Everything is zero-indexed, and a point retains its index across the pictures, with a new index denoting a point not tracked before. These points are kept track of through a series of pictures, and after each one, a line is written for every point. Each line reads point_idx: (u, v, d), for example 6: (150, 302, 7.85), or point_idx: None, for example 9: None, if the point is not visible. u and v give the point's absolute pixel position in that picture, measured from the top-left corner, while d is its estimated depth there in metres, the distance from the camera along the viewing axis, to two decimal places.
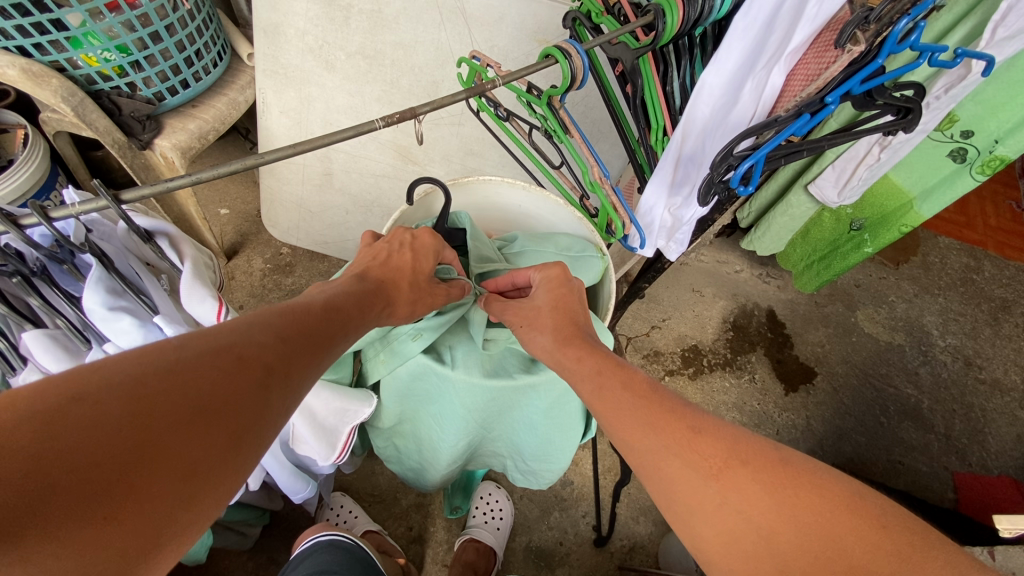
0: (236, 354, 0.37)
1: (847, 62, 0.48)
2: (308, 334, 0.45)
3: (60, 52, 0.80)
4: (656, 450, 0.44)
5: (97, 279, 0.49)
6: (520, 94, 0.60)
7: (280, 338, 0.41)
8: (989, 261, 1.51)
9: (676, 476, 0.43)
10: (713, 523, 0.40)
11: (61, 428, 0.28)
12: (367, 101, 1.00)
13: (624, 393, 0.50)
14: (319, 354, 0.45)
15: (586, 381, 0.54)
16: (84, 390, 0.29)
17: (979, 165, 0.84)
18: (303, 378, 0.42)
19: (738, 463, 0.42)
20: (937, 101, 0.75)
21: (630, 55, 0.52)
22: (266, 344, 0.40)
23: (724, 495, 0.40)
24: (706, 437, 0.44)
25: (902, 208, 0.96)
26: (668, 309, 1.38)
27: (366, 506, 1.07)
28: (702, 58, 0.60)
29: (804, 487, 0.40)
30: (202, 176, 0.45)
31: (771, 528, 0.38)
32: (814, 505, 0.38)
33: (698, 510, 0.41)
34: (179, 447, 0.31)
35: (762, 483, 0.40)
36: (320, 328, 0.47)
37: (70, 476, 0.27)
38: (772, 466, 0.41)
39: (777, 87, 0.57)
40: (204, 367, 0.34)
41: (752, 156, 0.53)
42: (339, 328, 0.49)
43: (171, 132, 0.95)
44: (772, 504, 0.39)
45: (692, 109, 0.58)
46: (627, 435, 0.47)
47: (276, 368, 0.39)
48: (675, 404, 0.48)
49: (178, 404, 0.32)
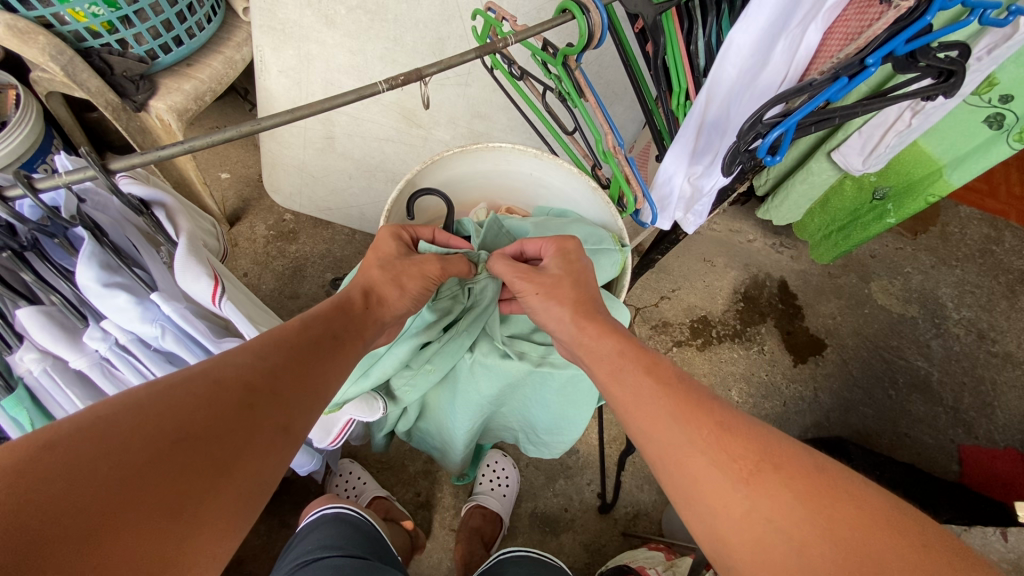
0: (212, 379, 0.40)
1: (892, 20, 0.44)
2: (291, 349, 0.47)
3: (46, 7, 0.76)
4: (681, 446, 0.44)
5: (89, 254, 0.47)
6: (534, 52, 0.56)
7: (258, 356, 0.44)
8: (1011, 232, 1.46)
9: (703, 475, 0.43)
10: (739, 527, 0.40)
11: (37, 475, 0.30)
12: (370, 60, 0.95)
13: (652, 377, 0.50)
14: (307, 367, 0.47)
15: (609, 362, 0.54)
16: (59, 436, 0.32)
17: (1017, 133, 0.78)
18: (290, 392, 0.44)
19: (769, 467, 0.41)
20: (977, 63, 0.69)
21: (652, 9, 0.49)
22: (243, 365, 0.42)
23: (753, 500, 0.40)
24: (731, 434, 0.44)
25: (929, 176, 0.91)
26: (678, 279, 1.35)
27: (375, 472, 1.09)
28: (730, 13, 0.56)
29: (838, 498, 0.39)
30: (196, 144, 0.42)
31: (801, 540, 0.38)
32: (848, 518, 0.38)
33: (724, 512, 0.41)
34: (165, 478, 0.34)
35: (795, 490, 0.40)
36: (304, 339, 0.49)
37: (59, 520, 0.29)
38: (804, 473, 0.41)
39: (811, 48, 0.52)
40: (178, 397, 0.37)
41: (781, 124, 0.49)
42: (331, 336, 0.52)
43: (165, 93, 0.91)
44: (804, 517, 0.38)
45: (717, 72, 0.55)
46: (651, 426, 0.47)
47: (257, 385, 0.42)
48: (705, 403, 0.47)
49: (157, 436, 0.35)
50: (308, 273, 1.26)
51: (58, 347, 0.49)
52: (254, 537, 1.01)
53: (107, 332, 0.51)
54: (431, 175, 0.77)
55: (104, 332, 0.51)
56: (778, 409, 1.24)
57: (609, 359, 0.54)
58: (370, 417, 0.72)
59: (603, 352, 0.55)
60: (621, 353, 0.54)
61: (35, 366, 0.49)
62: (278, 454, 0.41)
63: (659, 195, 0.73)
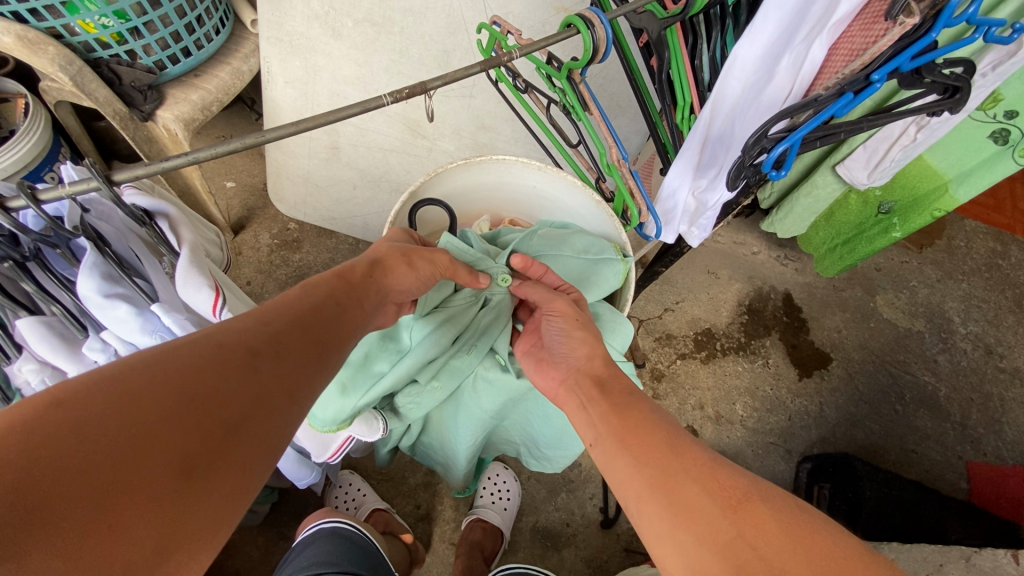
0: (216, 342, 0.39)
1: (898, 36, 0.44)
2: (293, 317, 0.47)
3: (57, 18, 0.77)
4: (673, 473, 0.44)
5: (91, 264, 0.47)
6: (539, 66, 0.56)
7: (260, 323, 0.44)
8: (1017, 246, 1.45)
9: (691, 501, 0.42)
10: (720, 553, 0.38)
11: (48, 430, 0.30)
12: (376, 71, 0.96)
13: (652, 416, 0.51)
14: (309, 336, 0.47)
15: (615, 394, 0.54)
16: (67, 395, 0.31)
17: (1022, 149, 0.79)
18: (294, 360, 0.44)
19: (754, 500, 0.41)
20: (982, 78, 0.69)
21: (657, 25, 0.49)
22: (245, 330, 0.42)
23: (738, 527, 0.39)
24: (720, 468, 0.44)
25: (935, 190, 0.91)
26: (682, 291, 1.35)
27: (375, 484, 1.08)
28: (734, 30, 0.56)
29: (819, 537, 0.38)
30: (200, 155, 0.42)
31: (783, 568, 0.36)
32: (828, 554, 0.37)
33: (708, 539, 0.39)
34: (175, 436, 0.33)
35: (781, 522, 0.39)
36: (305, 309, 0.49)
37: (72, 475, 0.29)
38: (787, 509, 0.40)
39: (817, 62, 0.52)
40: (184, 357, 0.37)
41: (787, 138, 0.49)
42: (333, 303, 0.51)
43: (173, 103, 0.92)
44: (787, 545, 0.37)
45: (721, 86, 0.55)
46: (642, 454, 0.46)
47: (260, 349, 0.42)
48: (697, 444, 0.47)
49: (165, 393, 0.34)
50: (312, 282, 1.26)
51: (57, 359, 0.49)
52: (252, 549, 1.00)
53: (106, 342, 0.51)
54: (434, 188, 0.77)
55: (104, 343, 0.51)
56: (783, 423, 1.23)
57: (613, 393, 0.54)
58: (370, 436, 0.72)
59: (609, 387, 0.55)
60: (631, 393, 0.54)
61: (34, 377, 0.49)
62: (285, 418, 0.41)
63: (662, 209, 0.73)
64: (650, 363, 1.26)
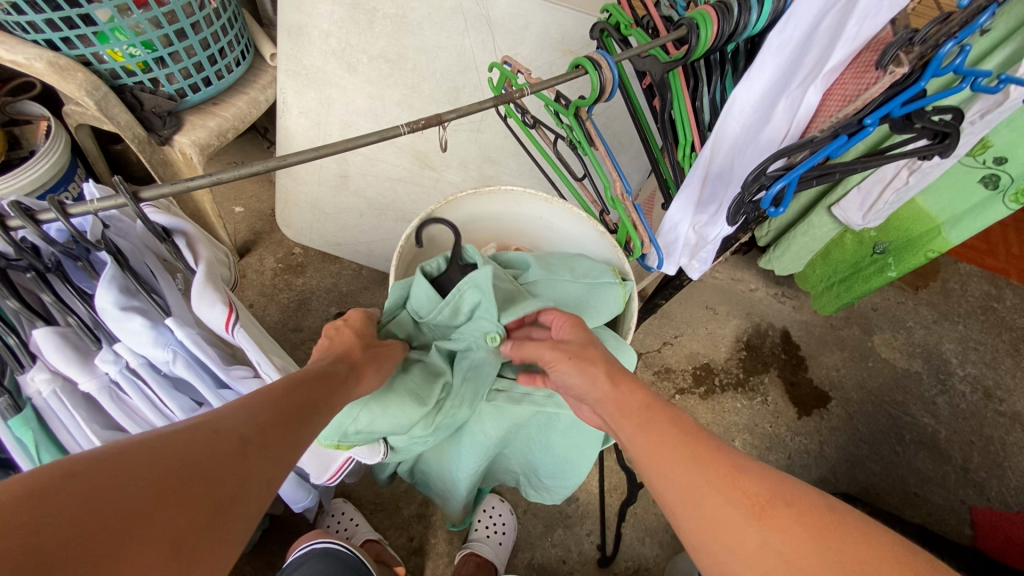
0: (224, 422, 0.40)
1: (888, 85, 0.47)
2: (296, 399, 0.47)
3: (87, 47, 0.81)
4: (696, 484, 0.44)
5: (110, 277, 0.48)
6: (548, 103, 0.59)
7: (267, 405, 0.44)
8: (1011, 290, 1.47)
9: (716, 512, 0.42)
10: (750, 563, 0.40)
11: (54, 503, 0.30)
12: (388, 105, 1.00)
13: (675, 426, 0.49)
14: (304, 421, 0.47)
15: (635, 417, 0.51)
16: (79, 468, 0.31)
17: (1012, 194, 0.81)
18: (289, 443, 0.44)
19: (780, 504, 0.41)
20: (971, 126, 0.72)
21: (660, 68, 0.53)
22: (254, 411, 0.43)
23: (766, 535, 0.40)
24: (743, 471, 0.44)
25: (928, 233, 0.93)
26: (681, 326, 1.35)
27: (368, 514, 1.05)
28: (732, 74, 0.60)
29: (846, 534, 0.39)
30: (223, 176, 0.44)
31: (811, 573, 0.38)
32: (856, 553, 0.38)
33: (736, 548, 0.40)
34: (172, 518, 0.33)
35: (807, 526, 0.39)
36: (305, 392, 0.49)
37: (68, 552, 0.29)
38: (813, 509, 0.40)
39: (811, 107, 0.55)
40: (197, 436, 0.37)
41: (785, 177, 0.51)
42: (321, 386, 0.51)
43: (190, 128, 0.95)
44: (813, 551, 0.38)
45: (721, 126, 0.57)
46: (668, 469, 0.46)
47: (262, 432, 0.42)
48: (721, 446, 0.46)
49: (171, 473, 0.34)
50: (314, 306, 1.27)
51: (69, 369, 0.49)
52: None
53: (119, 354, 0.51)
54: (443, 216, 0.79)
55: (117, 355, 0.51)
56: (783, 462, 1.21)
57: (634, 414, 0.51)
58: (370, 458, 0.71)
59: (628, 405, 0.52)
60: (648, 407, 0.51)
61: (45, 387, 0.49)
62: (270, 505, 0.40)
63: (664, 241, 0.74)
64: None
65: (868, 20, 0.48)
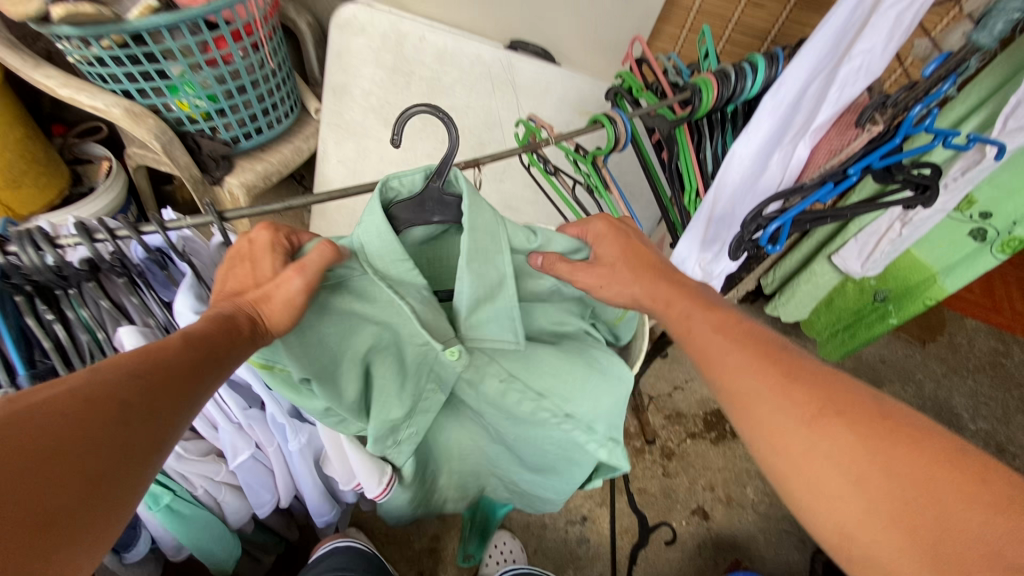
0: (85, 396, 0.30)
1: (867, 140, 0.56)
2: (195, 361, 0.36)
3: (159, 97, 0.91)
4: (746, 389, 0.42)
5: (189, 284, 0.50)
6: (568, 153, 0.67)
7: (150, 369, 0.33)
8: (1019, 347, 1.49)
9: (764, 417, 0.41)
10: (796, 466, 0.38)
11: None
12: (419, 155, 1.09)
13: (726, 323, 0.47)
14: (203, 390, 0.36)
15: (677, 322, 0.49)
16: None
17: (999, 245, 0.88)
18: (173, 420, 0.34)
19: (834, 410, 0.39)
20: (953, 182, 0.79)
21: (667, 125, 0.60)
22: (129, 379, 0.32)
23: (812, 438, 0.38)
24: (796, 376, 0.41)
25: (925, 282, 0.98)
26: (692, 371, 1.38)
27: (379, 546, 1.06)
28: (733, 131, 0.68)
29: (906, 440, 0.37)
30: (293, 204, 0.53)
31: (862, 475, 0.36)
32: (914, 459, 0.36)
33: (783, 453, 0.39)
34: None
35: (860, 429, 0.37)
36: (210, 351, 0.37)
37: None
38: (869, 414, 0.38)
39: (802, 159, 0.62)
40: (39, 417, 0.28)
41: (779, 218, 0.58)
42: (228, 339, 0.39)
43: (241, 171, 1.06)
44: (867, 456, 0.36)
45: (722, 176, 0.63)
46: (716, 365, 0.45)
47: (137, 408, 0.32)
48: (779, 347, 0.44)
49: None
50: None
51: None
52: None
53: None
54: None
55: None
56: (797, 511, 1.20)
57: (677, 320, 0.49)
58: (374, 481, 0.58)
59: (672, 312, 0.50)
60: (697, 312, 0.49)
61: None
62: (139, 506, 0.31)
63: None
64: (660, 440, 1.26)
65: (846, 88, 0.54)
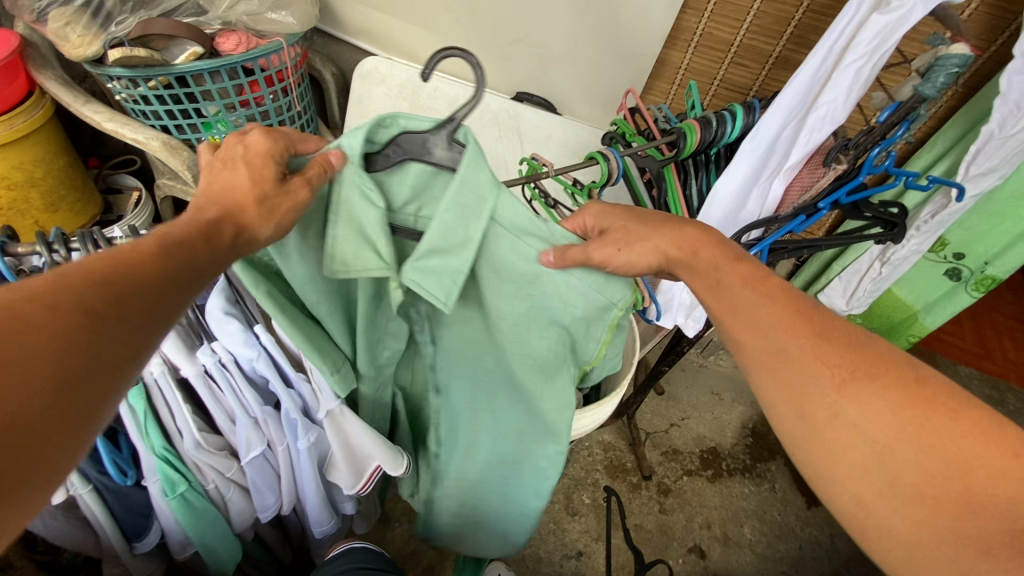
0: (47, 303, 0.31)
1: (833, 177, 0.63)
2: (157, 264, 0.37)
3: (195, 133, 1.00)
4: (781, 354, 0.46)
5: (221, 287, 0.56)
6: (566, 187, 0.74)
7: (112, 274, 0.35)
8: (1014, 395, 1.51)
9: (797, 384, 0.45)
10: (825, 429, 0.44)
11: None
12: None
13: (761, 281, 0.49)
14: (169, 292, 0.37)
15: (705, 278, 0.50)
16: None
17: (974, 284, 0.93)
18: (145, 322, 0.36)
19: (864, 376, 0.44)
20: (925, 225, 0.83)
21: (656, 164, 0.67)
22: (92, 283, 0.34)
23: (842, 403, 0.44)
24: (837, 343, 0.46)
25: (907, 319, 1.03)
26: (688, 408, 1.39)
27: None
28: (716, 171, 0.76)
29: (930, 407, 0.43)
30: None
31: (886, 442, 0.43)
32: (937, 425, 0.42)
33: (812, 416, 0.45)
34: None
35: (887, 396, 0.43)
36: (172, 256, 0.38)
37: None
38: (897, 379, 0.44)
39: (778, 195, 0.69)
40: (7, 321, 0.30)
41: (758, 245, 0.65)
42: (191, 248, 0.39)
43: None
44: (893, 423, 0.43)
45: (707, 210, 0.70)
46: (752, 331, 0.48)
47: (104, 313, 0.33)
48: (811, 308, 0.48)
49: None
50: None
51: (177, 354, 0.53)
52: None
53: (216, 349, 0.55)
54: None
55: (214, 350, 0.55)
56: (794, 552, 1.20)
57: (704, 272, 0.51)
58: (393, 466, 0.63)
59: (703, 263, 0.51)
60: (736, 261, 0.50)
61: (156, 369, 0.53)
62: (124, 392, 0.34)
63: (663, 299, 0.86)
64: (657, 476, 1.26)
65: (814, 133, 0.60)
